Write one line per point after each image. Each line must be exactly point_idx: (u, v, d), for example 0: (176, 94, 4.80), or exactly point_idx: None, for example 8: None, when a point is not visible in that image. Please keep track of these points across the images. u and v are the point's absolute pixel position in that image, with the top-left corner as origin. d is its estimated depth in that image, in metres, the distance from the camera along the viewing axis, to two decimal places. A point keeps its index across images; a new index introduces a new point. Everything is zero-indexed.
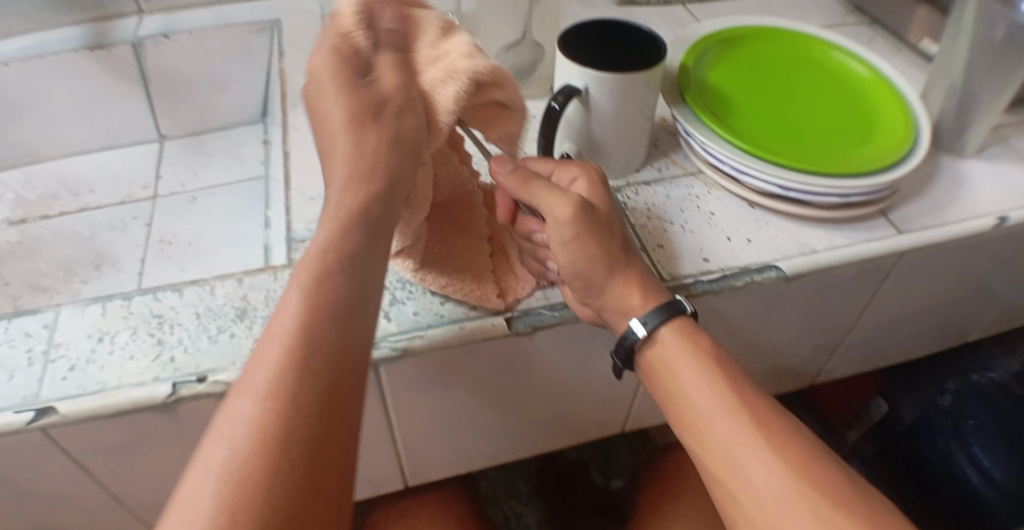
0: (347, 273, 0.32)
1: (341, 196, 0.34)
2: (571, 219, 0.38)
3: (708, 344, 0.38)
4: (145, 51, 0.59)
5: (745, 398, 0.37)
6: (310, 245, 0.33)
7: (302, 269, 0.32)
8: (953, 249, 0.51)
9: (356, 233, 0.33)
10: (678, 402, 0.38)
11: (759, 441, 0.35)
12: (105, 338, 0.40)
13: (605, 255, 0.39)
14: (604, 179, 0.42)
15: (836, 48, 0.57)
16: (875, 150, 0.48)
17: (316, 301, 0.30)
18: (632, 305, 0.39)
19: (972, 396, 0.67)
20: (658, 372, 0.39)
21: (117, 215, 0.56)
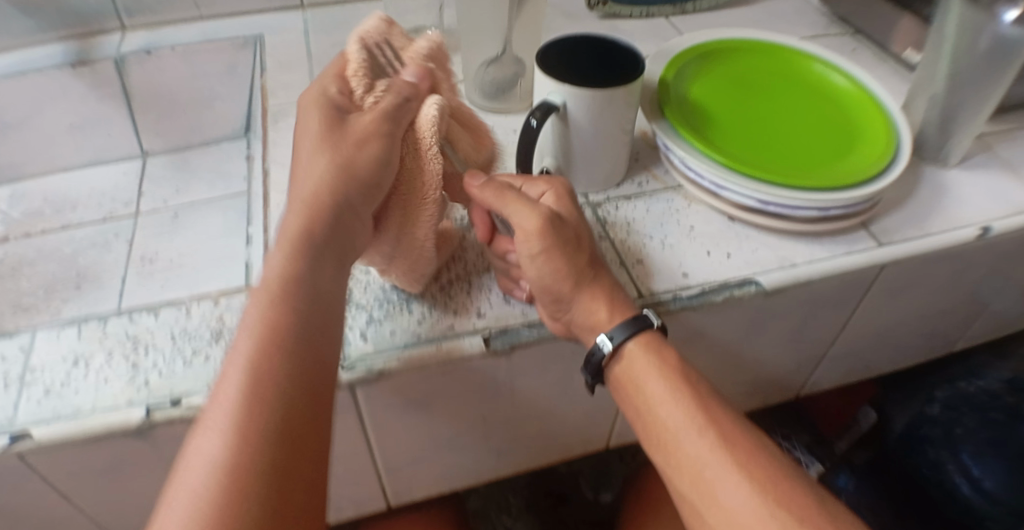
0: (303, 298, 0.34)
1: (293, 221, 0.36)
2: (540, 232, 0.38)
3: (674, 361, 0.38)
4: (128, 68, 0.62)
5: (710, 412, 0.36)
6: (265, 275, 0.35)
7: (257, 297, 0.34)
8: (936, 261, 0.51)
9: (305, 261, 0.35)
10: (643, 416, 0.38)
11: (723, 456, 0.35)
12: (81, 362, 0.40)
13: (573, 271, 0.39)
14: (572, 193, 0.42)
15: (816, 60, 0.57)
16: (854, 163, 0.48)
17: (271, 329, 0.32)
18: (599, 322, 0.39)
19: (961, 404, 0.68)
20: (626, 389, 0.39)
21: (100, 233, 0.57)
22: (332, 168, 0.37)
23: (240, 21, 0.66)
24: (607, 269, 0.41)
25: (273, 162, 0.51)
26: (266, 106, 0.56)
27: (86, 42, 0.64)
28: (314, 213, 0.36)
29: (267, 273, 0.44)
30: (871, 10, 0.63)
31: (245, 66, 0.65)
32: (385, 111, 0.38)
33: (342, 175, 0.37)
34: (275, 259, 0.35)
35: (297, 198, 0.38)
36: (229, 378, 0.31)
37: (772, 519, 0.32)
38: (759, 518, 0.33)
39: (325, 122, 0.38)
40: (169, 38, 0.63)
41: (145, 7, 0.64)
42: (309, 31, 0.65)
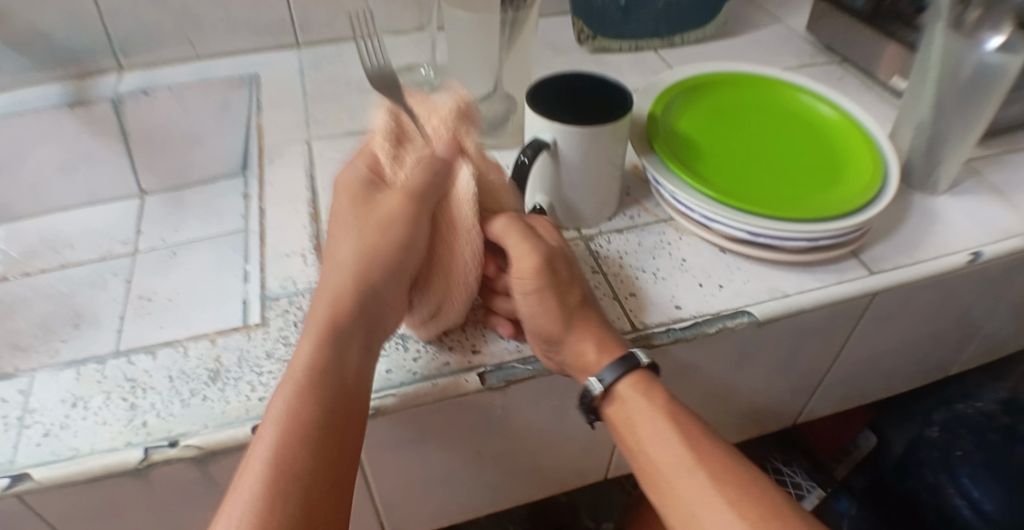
0: (332, 387, 0.34)
1: (323, 306, 0.37)
2: (534, 273, 0.39)
3: (661, 398, 0.39)
4: (125, 108, 0.63)
5: (699, 448, 0.37)
6: (294, 361, 0.35)
7: (288, 384, 0.34)
8: (926, 287, 0.51)
9: (333, 350, 0.35)
10: (637, 457, 0.38)
11: (713, 493, 0.35)
12: (79, 403, 0.40)
13: (566, 310, 0.40)
14: (563, 233, 0.44)
15: (803, 91, 0.58)
16: (844, 193, 0.48)
17: (297, 420, 0.32)
18: (588, 362, 0.39)
19: (958, 426, 0.69)
20: (618, 430, 0.40)
21: (97, 272, 0.59)
22: (359, 251, 0.38)
23: (236, 60, 0.68)
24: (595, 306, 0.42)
25: (267, 201, 0.51)
26: (261, 144, 0.57)
27: (82, 82, 0.65)
28: (344, 300, 0.37)
29: (266, 314, 0.44)
30: (854, 39, 0.65)
31: (239, 104, 0.66)
32: (408, 189, 0.38)
33: (369, 255, 0.37)
34: (307, 346, 0.35)
35: (326, 279, 0.38)
36: (254, 467, 0.31)
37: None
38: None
39: (356, 203, 0.39)
40: (165, 78, 0.65)
41: (141, 47, 0.65)
42: (303, 69, 0.66)
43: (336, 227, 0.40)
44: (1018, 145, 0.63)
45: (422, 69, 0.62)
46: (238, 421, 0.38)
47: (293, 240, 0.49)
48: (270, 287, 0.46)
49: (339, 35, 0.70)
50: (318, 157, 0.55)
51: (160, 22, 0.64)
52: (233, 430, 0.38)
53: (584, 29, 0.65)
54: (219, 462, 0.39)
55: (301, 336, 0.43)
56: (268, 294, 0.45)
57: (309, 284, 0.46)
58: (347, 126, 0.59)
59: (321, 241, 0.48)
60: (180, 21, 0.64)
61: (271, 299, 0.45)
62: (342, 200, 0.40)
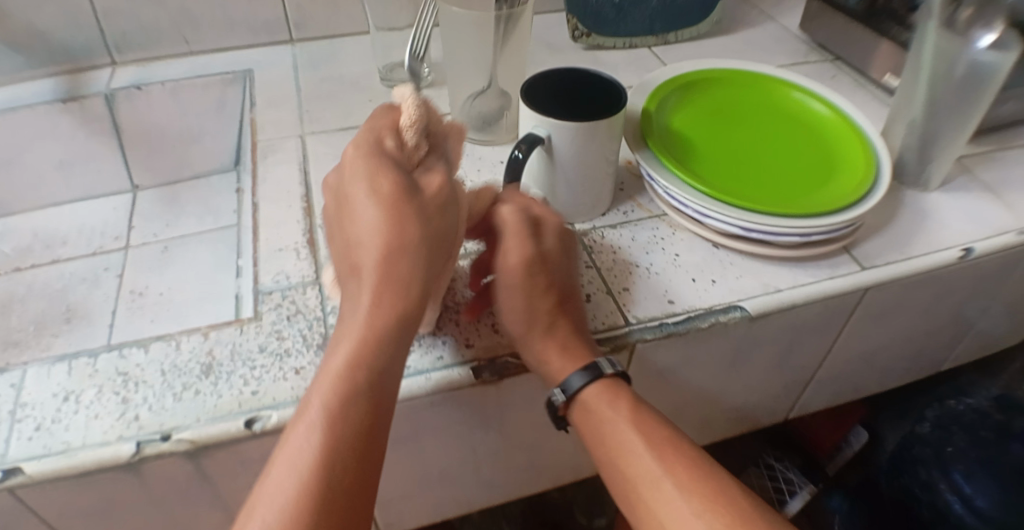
0: (371, 393, 0.31)
1: (363, 299, 0.33)
2: (515, 269, 0.40)
3: (628, 404, 0.38)
4: (117, 104, 0.63)
5: (664, 454, 0.36)
6: (332, 362, 0.32)
7: (323, 389, 0.31)
8: (919, 283, 0.52)
9: (380, 352, 0.32)
10: (606, 466, 0.38)
11: (678, 500, 0.34)
12: (71, 397, 0.40)
13: (534, 314, 0.40)
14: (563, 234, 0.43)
15: (796, 88, 0.58)
16: (837, 189, 0.49)
17: (335, 430, 0.30)
18: (552, 371, 0.40)
19: (952, 424, 0.68)
20: (588, 437, 0.39)
21: (90, 268, 0.59)
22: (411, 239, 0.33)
23: (231, 57, 0.68)
24: (579, 309, 0.42)
25: (262, 196, 0.51)
26: (255, 140, 0.56)
27: (76, 78, 0.65)
28: (390, 296, 0.33)
29: (259, 308, 0.44)
30: (848, 38, 0.65)
31: (234, 100, 0.66)
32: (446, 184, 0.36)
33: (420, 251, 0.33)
34: (342, 344, 0.32)
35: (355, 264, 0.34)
36: (285, 480, 0.28)
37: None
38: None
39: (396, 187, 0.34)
40: (159, 74, 0.65)
41: (135, 43, 0.65)
42: (298, 66, 0.66)
43: (358, 208, 0.34)
44: (1011, 143, 0.64)
45: (417, 66, 0.65)
46: (231, 415, 0.38)
47: (287, 235, 0.48)
48: (263, 282, 0.46)
49: (334, 32, 0.70)
50: (311, 152, 0.55)
51: (154, 18, 0.64)
52: (225, 424, 0.38)
53: (578, 27, 0.65)
54: (211, 456, 0.39)
55: (294, 331, 0.43)
56: (262, 288, 0.45)
57: (303, 278, 0.46)
58: (341, 123, 0.59)
59: (315, 236, 0.48)
60: (174, 18, 0.64)
61: (264, 293, 0.45)
62: (369, 178, 0.34)
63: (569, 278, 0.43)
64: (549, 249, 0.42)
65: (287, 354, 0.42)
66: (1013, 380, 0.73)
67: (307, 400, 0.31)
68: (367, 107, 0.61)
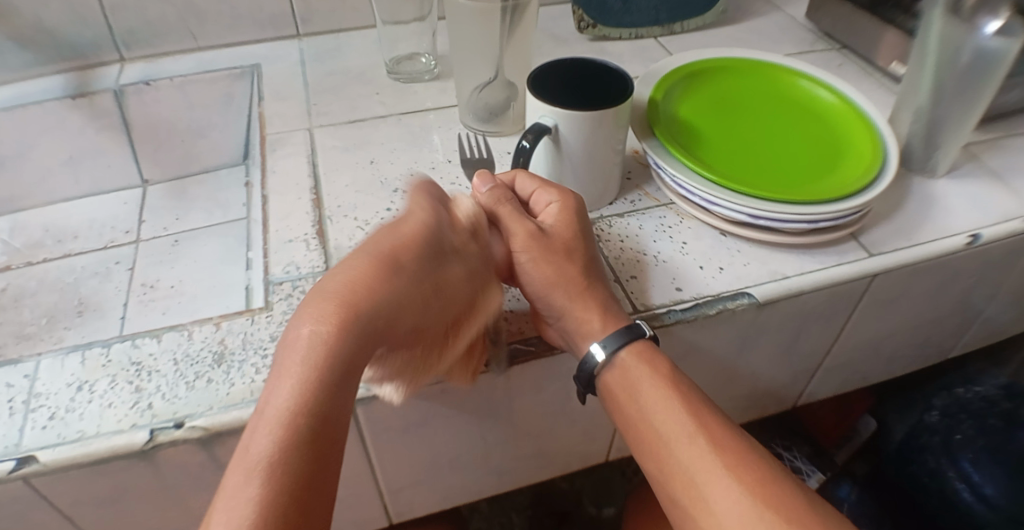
0: (314, 433, 0.31)
1: (314, 332, 0.32)
2: (524, 245, 0.40)
3: (665, 368, 0.39)
4: (126, 99, 0.63)
5: (702, 416, 0.37)
6: (273, 399, 0.31)
7: (266, 429, 0.30)
8: (926, 270, 0.51)
9: (322, 392, 0.31)
10: (637, 424, 0.38)
11: (715, 459, 0.35)
12: (85, 387, 0.41)
13: (564, 277, 0.40)
14: (580, 210, 0.43)
15: (803, 77, 0.58)
16: (844, 175, 0.49)
17: (279, 471, 0.29)
18: (592, 330, 0.39)
19: (960, 411, 0.69)
20: (618, 396, 0.39)
21: (101, 261, 0.59)
22: (370, 282, 0.34)
23: (237, 52, 0.68)
24: (603, 279, 0.42)
25: (271, 188, 0.52)
26: (264, 133, 0.57)
27: (84, 74, 0.65)
28: (340, 334, 0.32)
29: (270, 298, 0.44)
30: (854, 26, 0.65)
31: (241, 94, 0.66)
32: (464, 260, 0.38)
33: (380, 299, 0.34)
34: (289, 378, 0.31)
35: (314, 305, 0.34)
36: (227, 516, 0.28)
37: (767, 513, 0.33)
38: (752, 514, 0.33)
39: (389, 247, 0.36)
40: (167, 69, 0.65)
41: (142, 39, 0.66)
42: (304, 60, 0.67)
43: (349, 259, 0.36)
44: (1019, 130, 0.64)
45: (423, 58, 0.65)
46: (244, 403, 0.39)
47: (296, 226, 0.49)
48: (273, 272, 0.46)
49: (340, 26, 0.71)
50: (319, 145, 0.56)
51: (161, 14, 0.64)
52: (238, 412, 0.38)
53: (584, 18, 0.65)
54: (223, 443, 0.39)
55: None
56: (272, 278, 0.45)
57: (312, 268, 0.46)
58: (349, 116, 0.59)
59: (324, 227, 0.49)
60: (181, 13, 0.65)
61: (274, 283, 0.45)
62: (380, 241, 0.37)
63: (588, 248, 0.42)
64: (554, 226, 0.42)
65: None
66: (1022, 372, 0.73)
67: (251, 435, 0.31)
68: (374, 100, 0.61)
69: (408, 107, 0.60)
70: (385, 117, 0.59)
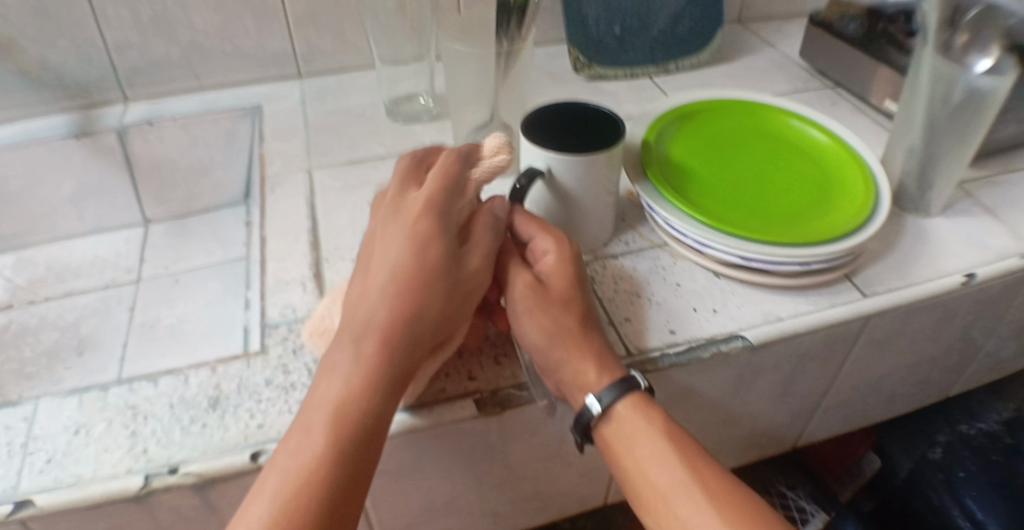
0: (364, 434, 0.32)
1: (372, 326, 0.34)
2: (522, 295, 0.41)
3: (661, 420, 0.39)
4: (129, 139, 0.65)
5: (699, 471, 0.37)
6: (329, 390, 0.33)
7: (321, 417, 0.32)
8: (921, 309, 0.52)
9: (377, 389, 0.33)
10: (634, 478, 0.38)
11: (712, 516, 0.35)
12: (82, 430, 0.41)
13: (561, 329, 0.40)
14: (576, 258, 0.43)
15: (795, 116, 0.59)
16: (836, 216, 0.49)
17: (330, 456, 0.31)
18: (587, 380, 0.40)
19: (962, 449, 0.68)
20: (615, 450, 0.39)
21: (102, 300, 0.60)
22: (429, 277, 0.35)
23: (239, 91, 0.70)
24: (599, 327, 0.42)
25: (270, 230, 0.52)
26: (263, 175, 0.58)
27: (88, 113, 0.67)
28: (396, 333, 0.34)
29: (266, 341, 0.45)
30: (846, 66, 0.66)
31: (243, 133, 0.67)
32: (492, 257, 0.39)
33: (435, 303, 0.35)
34: (345, 372, 0.33)
35: (366, 313, 0.35)
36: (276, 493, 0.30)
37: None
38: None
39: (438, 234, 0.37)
40: (169, 109, 0.66)
41: (145, 79, 0.67)
42: (304, 99, 0.68)
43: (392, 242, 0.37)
44: (1011, 167, 0.64)
45: (421, 98, 0.67)
46: (237, 448, 0.39)
47: (294, 268, 0.49)
48: (270, 315, 0.46)
49: (340, 66, 0.72)
50: (318, 186, 0.56)
51: (164, 54, 0.66)
52: (232, 457, 0.38)
53: (580, 57, 0.66)
54: (218, 489, 0.39)
55: (300, 364, 0.44)
56: (268, 322, 0.46)
57: (308, 312, 0.46)
58: (347, 157, 0.60)
59: (321, 270, 0.49)
60: (184, 53, 0.66)
61: (270, 327, 0.46)
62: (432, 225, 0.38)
63: (583, 298, 0.42)
64: (552, 275, 0.42)
65: (292, 387, 0.42)
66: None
67: (304, 423, 0.32)
68: (373, 140, 0.62)
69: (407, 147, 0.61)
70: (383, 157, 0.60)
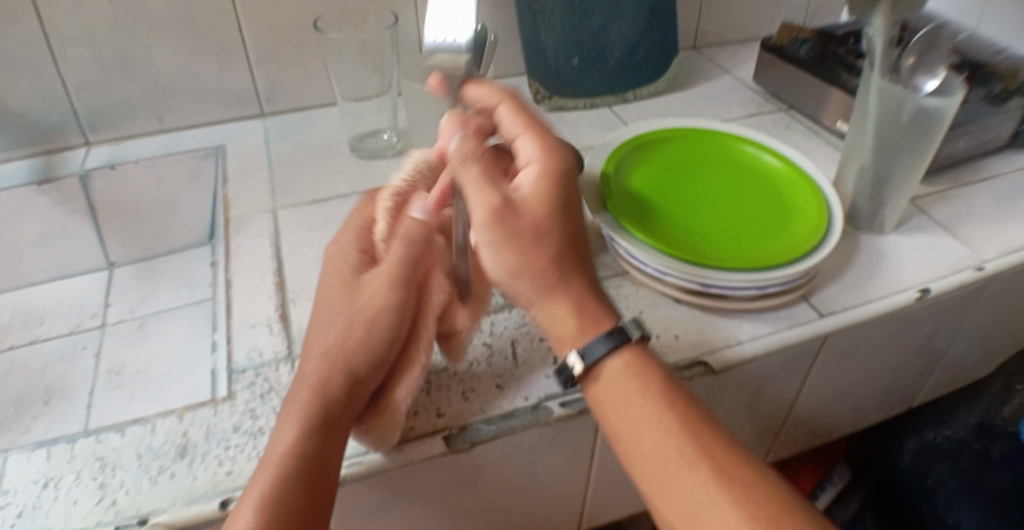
0: (305, 477, 0.35)
1: (301, 384, 0.38)
2: (485, 224, 0.38)
3: (660, 379, 0.38)
4: (92, 183, 0.65)
5: (699, 433, 0.35)
6: (272, 449, 0.36)
7: (263, 473, 0.35)
8: (879, 326, 0.53)
9: (309, 438, 0.36)
10: (628, 440, 0.36)
11: (713, 477, 0.33)
12: (51, 483, 0.40)
13: (527, 264, 0.37)
14: (552, 175, 0.40)
15: (747, 142, 0.61)
16: (791, 240, 0.51)
17: (267, 508, 0.33)
18: (568, 331, 0.39)
19: (929, 456, 0.70)
20: (605, 407, 0.38)
21: (68, 346, 0.60)
22: (347, 327, 0.40)
23: (204, 132, 0.70)
24: (580, 258, 0.40)
25: (235, 271, 0.53)
26: (228, 216, 0.58)
27: (52, 158, 0.67)
28: (320, 383, 0.38)
29: (233, 386, 0.45)
30: (799, 89, 0.68)
31: (208, 174, 0.68)
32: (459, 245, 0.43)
33: (357, 349, 0.39)
34: (285, 430, 0.37)
35: (303, 372, 0.39)
36: None
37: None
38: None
39: (347, 285, 0.42)
40: (132, 152, 0.67)
41: (108, 124, 0.68)
42: (269, 138, 0.69)
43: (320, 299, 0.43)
44: (960, 183, 0.67)
45: (385, 134, 0.67)
46: (207, 496, 0.38)
47: (261, 310, 0.50)
48: (237, 359, 0.46)
49: (304, 103, 0.73)
50: (283, 226, 0.57)
51: (127, 97, 0.67)
52: (203, 505, 0.38)
53: (540, 90, 0.68)
54: None
55: (267, 408, 0.44)
56: (235, 366, 0.46)
57: (275, 354, 0.47)
58: (314, 196, 0.60)
59: (288, 310, 0.50)
60: (147, 96, 0.67)
61: (237, 371, 0.46)
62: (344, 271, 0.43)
63: (558, 220, 0.39)
64: (524, 197, 0.39)
65: (261, 432, 0.42)
66: (996, 399, 0.71)
67: (251, 484, 0.35)
68: (338, 177, 0.63)
69: (372, 184, 0.61)
70: (348, 195, 0.60)
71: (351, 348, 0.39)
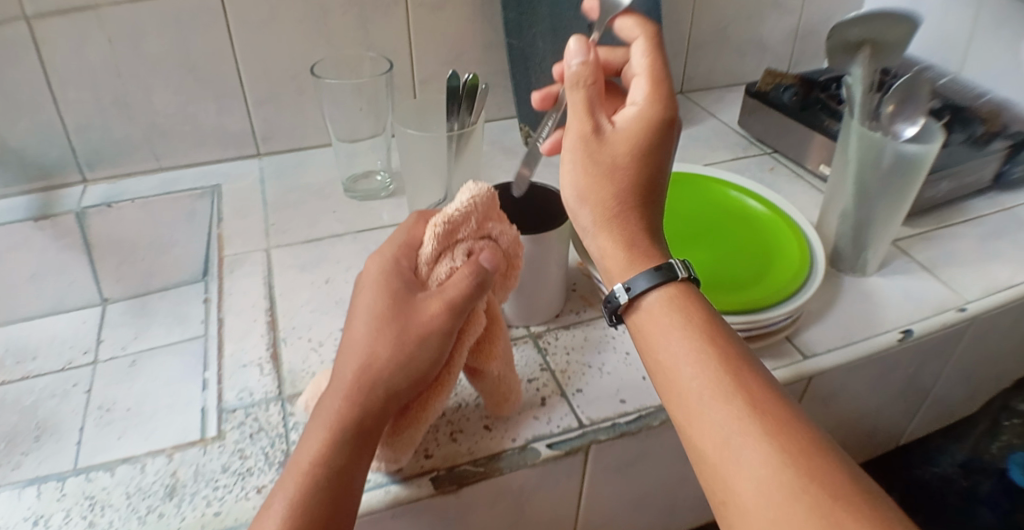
0: (331, 488, 0.35)
1: (335, 395, 0.38)
2: (574, 145, 0.38)
3: (702, 316, 0.34)
4: (89, 220, 0.66)
5: (737, 370, 0.31)
6: (300, 455, 0.36)
7: (290, 481, 0.35)
8: (864, 366, 0.54)
9: (338, 451, 0.36)
10: (661, 378, 0.34)
11: (744, 416, 0.29)
12: (40, 521, 0.40)
13: (595, 189, 0.37)
14: (656, 121, 0.37)
15: (732, 186, 0.63)
16: (775, 282, 0.52)
17: (294, 513, 0.33)
18: (615, 263, 0.37)
19: (919, 492, 0.70)
20: (646, 340, 0.35)
21: (59, 382, 0.60)
22: (383, 343, 0.38)
23: (201, 170, 0.72)
24: (658, 216, 0.39)
25: (227, 310, 0.53)
26: (222, 255, 0.59)
27: (48, 194, 0.67)
28: (356, 395, 0.37)
29: (223, 426, 0.45)
30: (782, 134, 0.70)
31: (203, 212, 0.69)
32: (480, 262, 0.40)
33: (396, 364, 0.38)
34: (314, 438, 0.36)
35: (337, 377, 0.39)
36: None
37: (804, 495, 0.26)
38: (787, 492, 0.26)
39: (391, 298, 0.40)
40: (129, 190, 0.68)
41: (107, 161, 0.69)
42: (264, 178, 0.70)
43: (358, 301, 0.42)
44: (940, 225, 0.68)
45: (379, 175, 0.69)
46: None
47: (251, 350, 0.50)
48: (227, 399, 0.47)
49: (300, 143, 0.75)
50: (276, 265, 0.58)
51: (126, 137, 0.68)
52: None
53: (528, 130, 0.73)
54: None
55: (257, 449, 0.43)
56: (225, 406, 0.46)
57: (266, 394, 0.47)
58: (307, 236, 0.61)
59: (278, 350, 0.50)
60: (145, 135, 0.69)
61: (227, 411, 0.46)
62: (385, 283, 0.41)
63: (649, 169, 0.37)
64: (618, 134, 0.37)
65: (249, 473, 0.42)
66: (983, 436, 0.73)
67: (275, 491, 0.35)
68: (331, 217, 0.64)
69: (364, 224, 0.62)
70: (340, 235, 0.62)
71: (387, 365, 0.38)
